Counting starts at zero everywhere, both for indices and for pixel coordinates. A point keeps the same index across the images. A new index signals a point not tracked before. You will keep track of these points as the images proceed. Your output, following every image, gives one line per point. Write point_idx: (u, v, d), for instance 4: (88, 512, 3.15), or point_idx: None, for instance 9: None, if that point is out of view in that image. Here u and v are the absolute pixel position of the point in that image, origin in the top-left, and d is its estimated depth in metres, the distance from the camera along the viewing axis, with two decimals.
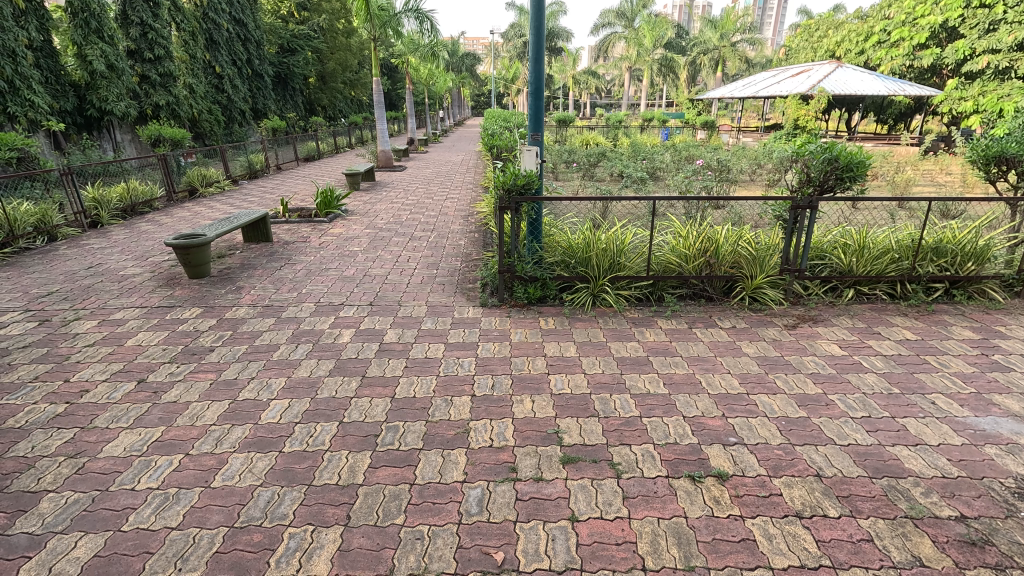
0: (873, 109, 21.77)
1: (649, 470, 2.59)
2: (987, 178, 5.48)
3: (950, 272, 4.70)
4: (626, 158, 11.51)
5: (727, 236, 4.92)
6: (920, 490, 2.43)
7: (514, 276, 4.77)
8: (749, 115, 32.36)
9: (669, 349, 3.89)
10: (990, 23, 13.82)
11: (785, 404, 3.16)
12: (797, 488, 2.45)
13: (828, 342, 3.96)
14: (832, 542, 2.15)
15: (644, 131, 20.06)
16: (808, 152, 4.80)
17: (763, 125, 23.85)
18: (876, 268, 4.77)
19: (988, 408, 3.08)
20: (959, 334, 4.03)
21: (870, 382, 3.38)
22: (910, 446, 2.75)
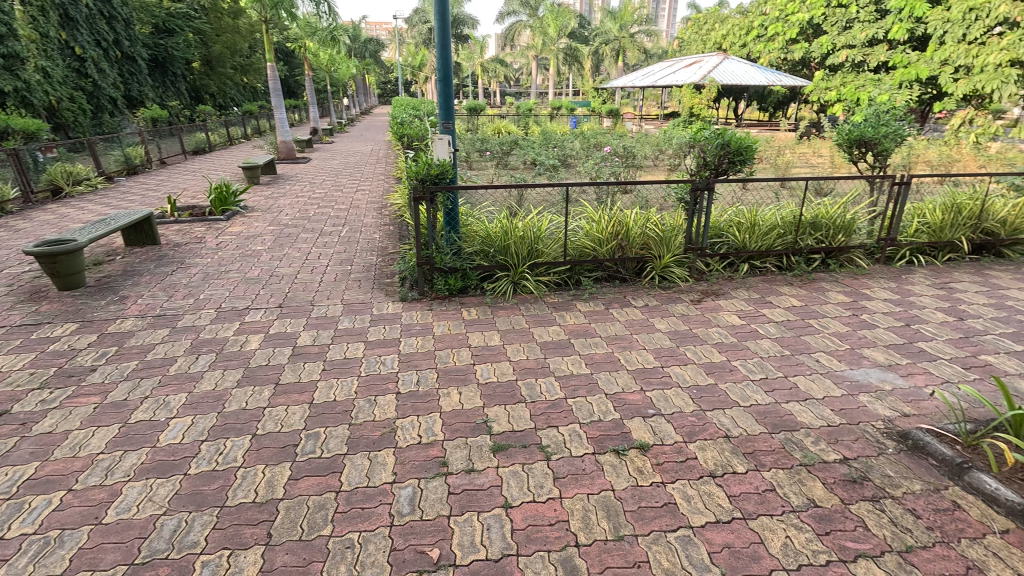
0: (756, 98, 23.84)
1: (576, 449, 2.67)
2: (851, 160, 6.20)
3: (825, 244, 5.29)
4: (538, 145, 11.68)
5: (637, 220, 5.15)
6: (811, 439, 2.72)
7: (432, 268, 4.70)
8: (649, 104, 34.13)
9: (589, 330, 4.03)
10: (846, 21, 15.66)
11: (695, 373, 3.40)
12: (709, 450, 2.65)
13: (729, 313, 4.31)
14: (742, 496, 2.35)
15: (554, 118, 20.50)
16: (704, 138, 5.13)
17: (662, 113, 25.30)
18: (766, 243, 5.23)
19: (860, 360, 3.51)
20: (835, 299, 4.56)
21: (765, 346, 3.73)
22: (801, 401, 3.07)
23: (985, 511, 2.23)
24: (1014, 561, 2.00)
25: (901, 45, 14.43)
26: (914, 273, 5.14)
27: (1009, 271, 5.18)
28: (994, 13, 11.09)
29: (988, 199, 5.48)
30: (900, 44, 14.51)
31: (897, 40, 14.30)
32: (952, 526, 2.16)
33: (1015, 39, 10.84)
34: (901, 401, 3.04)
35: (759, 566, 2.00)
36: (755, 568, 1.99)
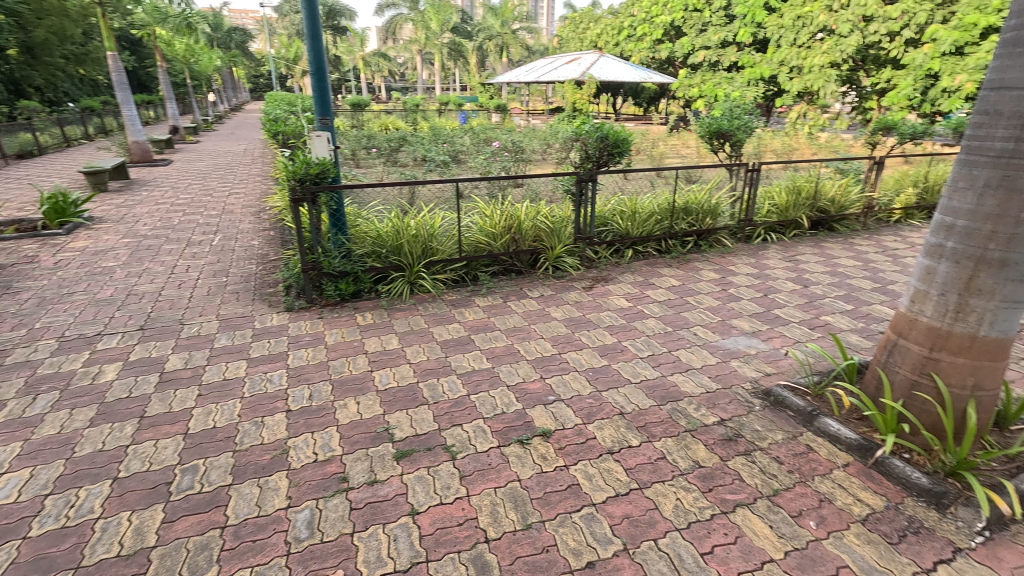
0: (631, 94, 25.56)
1: (481, 445, 2.68)
2: (712, 150, 6.87)
3: (696, 227, 5.81)
4: (427, 141, 11.49)
5: (528, 213, 5.25)
6: (693, 406, 2.98)
7: (321, 274, 4.43)
8: (535, 99, 35.07)
9: (489, 325, 4.05)
10: (702, 24, 17.39)
11: (590, 357, 3.56)
12: (606, 428, 2.80)
13: (618, 297, 4.57)
14: (637, 467, 2.51)
15: (442, 113, 20.32)
16: (584, 132, 5.37)
17: (548, 108, 26.14)
18: (646, 229, 5.62)
19: (730, 330, 3.92)
20: (707, 276, 5.04)
21: (651, 325, 4.01)
22: (683, 372, 3.35)
23: (831, 449, 2.60)
24: (853, 487, 2.36)
25: (747, 47, 16.27)
26: (769, 249, 5.84)
27: (839, 243, 6.09)
28: (817, 20, 13.30)
29: (820, 181, 6.38)
30: (746, 46, 16.35)
31: (744, 42, 16.12)
32: (808, 466, 2.49)
33: (834, 43, 13.05)
34: (764, 363, 3.44)
35: (655, 530, 2.15)
36: (652, 532, 2.13)
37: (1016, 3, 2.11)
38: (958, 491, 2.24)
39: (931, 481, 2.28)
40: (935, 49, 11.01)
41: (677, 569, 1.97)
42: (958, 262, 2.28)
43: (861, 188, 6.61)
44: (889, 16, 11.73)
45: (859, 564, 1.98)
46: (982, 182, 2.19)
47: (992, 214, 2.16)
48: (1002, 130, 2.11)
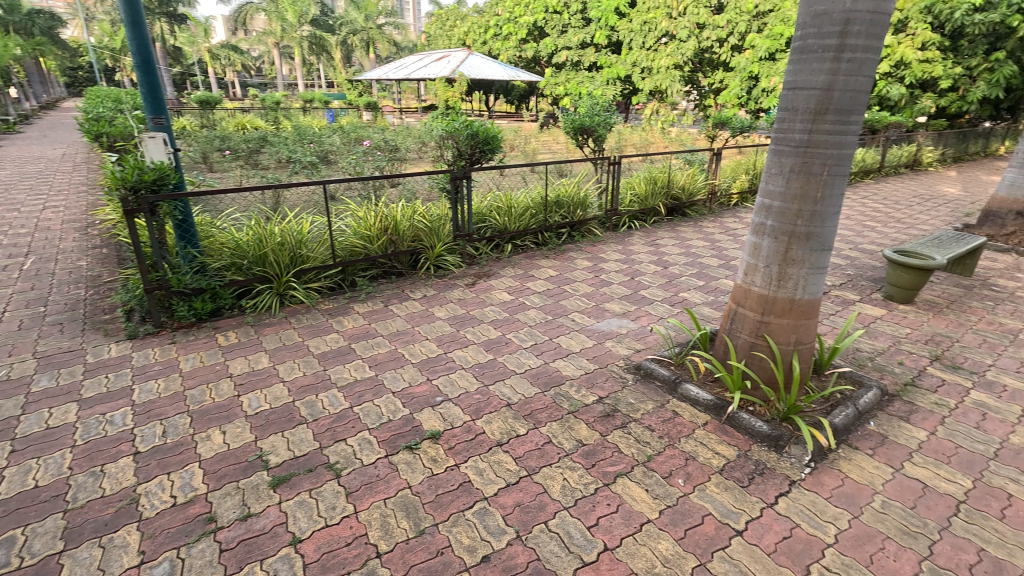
0: (502, 92, 26.11)
1: (367, 457, 2.56)
2: (578, 145, 7.26)
3: (568, 219, 6.13)
4: (291, 142, 10.68)
5: (403, 212, 5.10)
6: (574, 389, 3.14)
7: (169, 293, 3.91)
8: (408, 97, 34.33)
9: (370, 331, 3.89)
10: (562, 25, 18.31)
11: (476, 353, 3.59)
12: (495, 421, 2.84)
13: (500, 291, 4.66)
14: (526, 455, 2.58)
15: (307, 112, 19.01)
16: (455, 129, 5.35)
17: (422, 106, 25.73)
18: (523, 224, 5.77)
19: (603, 313, 4.20)
20: (581, 265, 5.34)
21: (533, 316, 4.15)
22: (564, 357, 3.52)
23: (693, 412, 2.91)
24: (711, 442, 2.66)
25: (604, 49, 17.45)
26: (634, 236, 6.36)
27: (691, 227, 6.81)
28: (660, 26, 14.77)
29: (672, 171, 7.05)
30: (603, 48, 17.53)
31: (601, 44, 17.26)
32: (675, 430, 2.76)
33: (675, 48, 14.66)
34: (635, 341, 3.73)
35: (545, 512, 2.23)
36: (543, 515, 2.21)
37: (801, 14, 2.47)
38: (790, 432, 2.63)
39: (769, 428, 2.65)
40: (754, 55, 12.81)
41: (567, 546, 2.06)
42: (777, 238, 2.65)
43: (706, 176, 7.44)
44: (717, 25, 13.53)
45: (719, 509, 2.24)
46: (789, 168, 2.56)
47: (798, 195, 2.55)
48: (800, 123, 2.48)
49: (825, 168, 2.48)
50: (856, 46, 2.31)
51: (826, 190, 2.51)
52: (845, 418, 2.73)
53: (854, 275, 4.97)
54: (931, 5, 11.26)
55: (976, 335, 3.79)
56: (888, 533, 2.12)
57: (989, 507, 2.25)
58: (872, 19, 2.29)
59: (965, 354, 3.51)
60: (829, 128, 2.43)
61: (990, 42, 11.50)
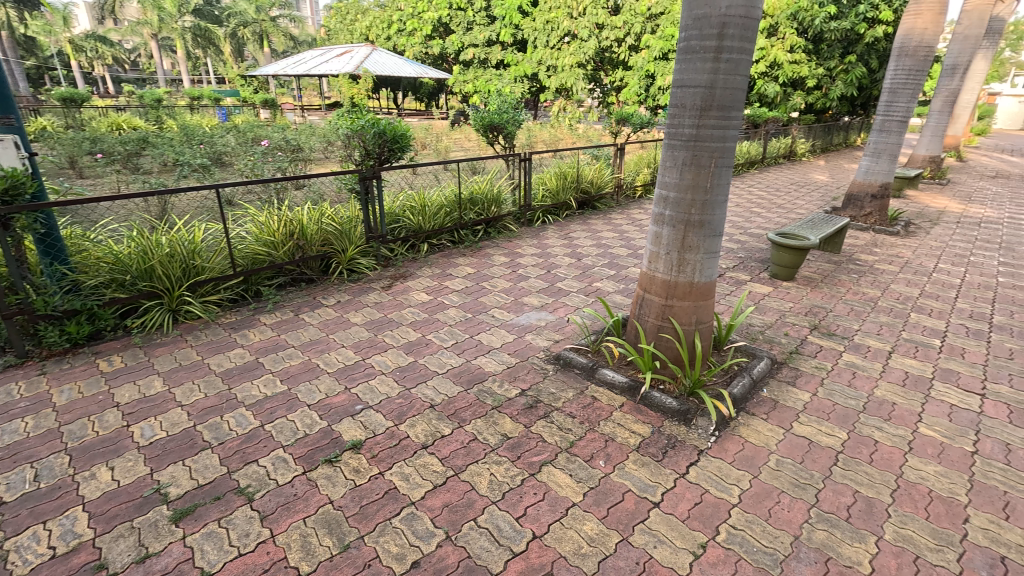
0: (410, 90, 25.59)
1: (283, 476, 2.42)
2: (489, 142, 7.30)
3: (483, 216, 6.14)
4: (177, 143, 9.74)
5: (310, 215, 4.84)
6: (498, 384, 3.17)
7: (35, 318, 3.43)
8: (310, 94, 32.57)
9: (280, 343, 3.67)
10: (467, 22, 18.23)
11: (396, 356, 3.50)
12: (418, 424, 2.79)
13: (417, 292, 4.58)
14: (451, 455, 2.57)
15: (195, 110, 17.42)
16: (360, 127, 5.14)
17: (325, 104, 24.55)
18: (438, 222, 5.70)
19: (523, 307, 4.27)
20: (498, 261, 5.38)
21: (453, 315, 4.12)
22: (486, 354, 3.53)
23: (611, 395, 3.05)
24: (628, 423, 2.80)
25: (510, 47, 17.68)
26: (548, 230, 6.52)
27: (601, 219, 7.11)
28: (562, 25, 15.37)
29: (580, 167, 7.30)
30: (509, 46, 17.75)
31: (506, 42, 17.46)
32: (594, 414, 2.87)
33: (577, 47, 15.34)
34: (553, 332, 3.83)
35: (474, 509, 2.23)
36: (472, 513, 2.21)
37: (684, 17, 2.65)
38: (696, 405, 2.84)
39: (678, 403, 2.84)
40: (649, 54, 13.78)
41: (497, 540, 2.08)
42: (675, 226, 2.84)
43: (612, 170, 7.79)
44: (615, 26, 14.33)
45: (638, 485, 2.37)
46: (682, 160, 2.75)
47: (691, 185, 2.75)
48: (689, 118, 2.67)
49: (713, 160, 2.69)
50: (732, 47, 2.51)
51: (714, 180, 2.72)
52: (742, 387, 2.99)
53: (744, 257, 5.45)
54: (796, 13, 12.58)
55: (845, 304, 4.31)
56: (782, 487, 2.35)
57: (860, 453, 2.57)
58: (744, 23, 2.50)
59: (837, 322, 3.98)
60: (713, 123, 2.63)
61: (844, 46, 13.06)
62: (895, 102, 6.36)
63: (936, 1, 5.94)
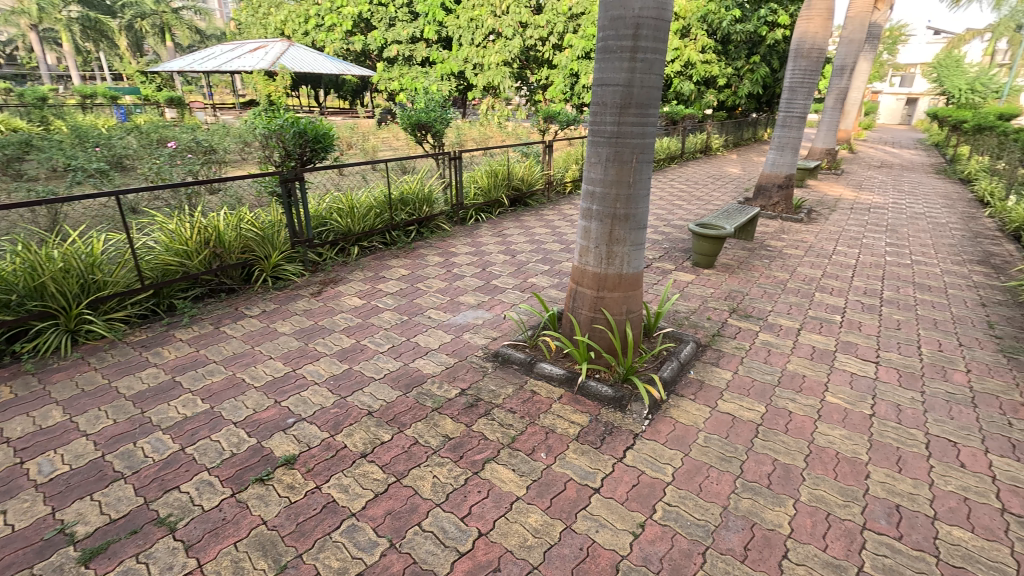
0: (333, 87, 24.63)
1: (209, 500, 2.26)
2: (417, 140, 7.18)
3: (415, 216, 6.04)
4: (67, 145, 8.79)
5: (227, 221, 4.54)
6: (437, 385, 3.14)
7: None
8: (221, 91, 30.50)
9: (200, 359, 3.42)
10: (389, 18, 17.75)
11: (329, 364, 3.37)
12: (356, 433, 2.71)
13: (349, 296, 4.44)
14: (392, 460, 2.51)
15: (88, 109, 15.80)
16: (277, 127, 4.88)
17: (240, 102, 23.09)
18: (368, 224, 5.53)
19: (459, 306, 4.25)
20: (432, 261, 5.32)
21: (388, 318, 4.03)
22: (423, 356, 3.48)
23: (549, 387, 3.11)
24: (567, 414, 2.87)
25: (435, 44, 17.47)
26: (481, 229, 6.53)
27: (533, 216, 7.21)
28: (486, 24, 15.48)
29: (510, 164, 7.35)
30: (434, 43, 17.55)
31: (431, 39, 17.23)
32: (534, 408, 2.92)
33: (502, 45, 15.55)
34: (490, 330, 3.84)
35: (417, 514, 2.20)
36: (415, 518, 2.18)
37: (600, 17, 2.73)
38: (630, 391, 2.96)
39: (614, 391, 2.94)
40: (572, 53, 14.27)
41: (442, 542, 2.06)
42: (602, 220, 2.94)
43: (542, 167, 7.91)
44: (538, 25, 14.71)
45: (578, 473, 2.43)
46: (605, 157, 2.84)
47: (615, 181, 2.85)
48: (609, 116, 2.76)
49: (634, 156, 2.80)
50: (647, 47, 2.63)
51: (636, 175, 2.84)
52: (672, 371, 3.15)
53: (669, 248, 5.73)
54: (705, 15, 13.34)
55: (759, 288, 4.65)
56: (710, 462, 2.51)
57: (777, 424, 2.79)
58: (656, 24, 2.62)
59: (753, 304, 4.29)
60: (633, 121, 2.74)
61: (749, 48, 14.02)
62: (794, 100, 6.93)
63: (825, 8, 6.52)
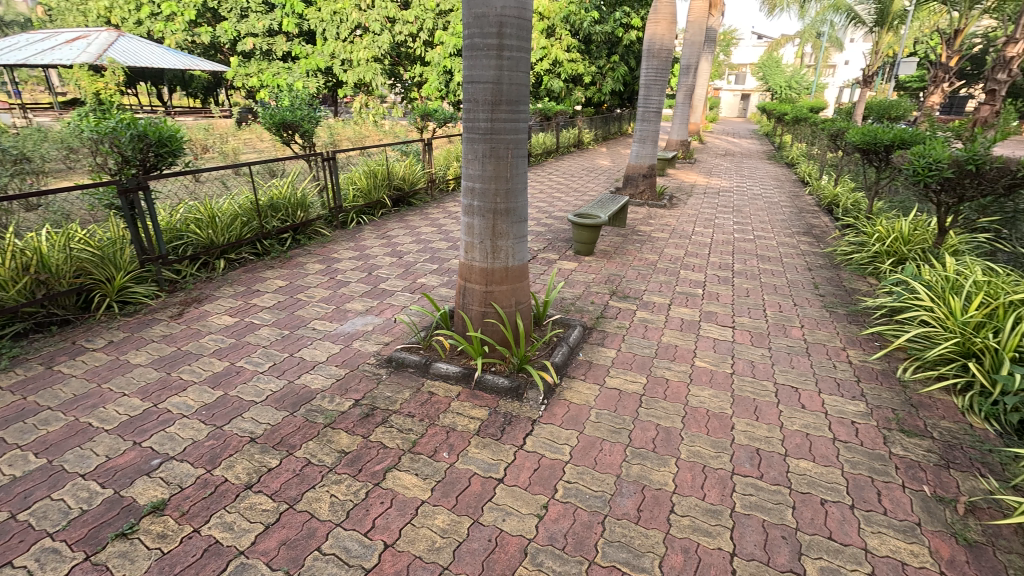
0: (179, 84, 21.92)
1: (56, 571, 1.92)
2: (284, 141, 6.66)
3: (289, 222, 5.62)
4: None
5: (50, 242, 3.84)
6: (328, 399, 2.97)
7: None
8: (30, 88, 25.60)
9: (28, 407, 2.88)
10: (241, 9, 16.09)
11: (199, 392, 3.03)
12: (238, 463, 2.47)
13: (218, 315, 4.02)
14: (283, 487, 2.33)
15: None
16: (109, 129, 4.20)
17: (58, 101, 19.60)
18: (233, 234, 5.03)
19: (346, 314, 4.06)
20: (312, 269, 5.01)
21: (266, 334, 3.72)
22: (310, 370, 3.27)
23: (446, 386, 3.10)
24: (466, 410, 2.88)
25: (296, 38, 16.36)
26: (364, 231, 6.28)
27: (417, 215, 7.10)
28: (351, 18, 14.90)
29: (390, 163, 7.14)
30: (295, 37, 16.42)
31: (291, 32, 16.09)
32: (433, 409, 2.89)
33: (371, 40, 15.13)
34: (381, 335, 3.72)
35: (316, 538, 2.07)
36: (314, 543, 2.05)
37: (464, 15, 2.74)
38: (525, 379, 3.06)
39: (509, 381, 3.01)
40: (444, 51, 14.30)
41: (346, 563, 1.96)
42: (484, 216, 2.98)
43: (423, 166, 7.80)
44: (406, 21, 14.51)
45: (481, 467, 2.46)
46: (481, 153, 2.87)
47: (493, 176, 2.90)
48: (482, 113, 2.79)
49: (509, 152, 2.88)
50: (512, 45, 2.70)
51: (513, 169, 2.92)
52: (562, 355, 3.31)
53: (552, 239, 5.98)
54: (567, 16, 14.02)
55: (634, 270, 5.04)
56: (603, 436, 2.67)
57: (657, 392, 3.06)
58: (519, 23, 2.70)
59: (630, 285, 4.64)
60: (504, 117, 2.81)
61: (609, 48, 15.05)
62: (650, 96, 7.59)
63: (668, 12, 7.20)
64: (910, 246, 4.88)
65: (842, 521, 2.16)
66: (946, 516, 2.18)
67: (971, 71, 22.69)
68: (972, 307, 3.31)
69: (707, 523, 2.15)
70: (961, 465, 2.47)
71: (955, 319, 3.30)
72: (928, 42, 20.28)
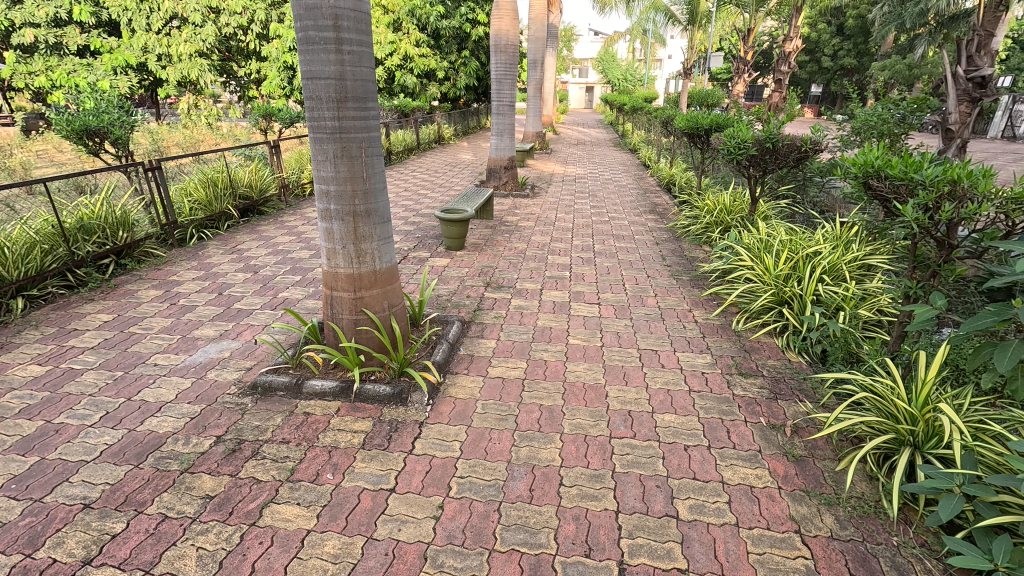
0: None
1: None
2: (90, 151, 5.65)
3: (109, 245, 4.80)
4: None
5: None
6: (182, 442, 2.61)
7: None
8: None
9: None
10: None
11: (3, 464, 2.46)
12: (72, 537, 2.07)
13: (21, 366, 3.30)
14: (136, 552, 2.01)
15: None
16: None
17: None
18: (32, 266, 4.16)
19: (195, 343, 3.59)
20: (147, 296, 4.35)
21: (92, 380, 3.15)
22: (156, 413, 2.84)
23: (323, 404, 2.90)
24: (348, 425, 2.73)
25: (93, 29, 13.88)
26: (208, 247, 5.61)
27: (271, 224, 6.51)
28: (164, 7, 13.28)
29: (231, 169, 6.42)
30: (91, 28, 13.93)
31: (85, 23, 13.60)
32: (311, 430, 2.69)
33: (191, 33, 13.70)
34: (241, 361, 3.36)
35: None
36: None
37: (293, 6, 2.53)
38: (408, 383, 2.98)
39: (392, 388, 2.92)
40: (282, 45, 13.43)
41: None
42: (344, 219, 2.82)
43: (271, 171, 7.16)
44: (234, 11, 13.51)
45: (370, 481, 2.35)
46: (332, 153, 2.71)
47: (348, 176, 2.76)
48: (328, 111, 2.63)
49: (362, 150, 2.76)
50: (351, 39, 2.57)
51: (368, 169, 2.81)
52: (443, 352, 3.29)
53: (422, 236, 5.90)
54: (413, 10, 13.75)
55: (505, 260, 5.16)
56: (491, 426, 2.72)
57: (538, 373, 3.20)
58: (355, 16, 2.58)
59: (503, 275, 4.77)
60: (352, 114, 2.68)
61: (458, 43, 15.16)
62: (502, 89, 7.80)
63: (510, 9, 7.42)
64: (733, 215, 5.67)
65: (702, 461, 2.46)
66: (779, 440, 2.59)
67: (763, 63, 26.91)
68: (781, 261, 3.95)
69: (593, 488, 2.30)
70: (785, 394, 2.95)
71: (770, 274, 3.91)
72: (730, 38, 23.56)
